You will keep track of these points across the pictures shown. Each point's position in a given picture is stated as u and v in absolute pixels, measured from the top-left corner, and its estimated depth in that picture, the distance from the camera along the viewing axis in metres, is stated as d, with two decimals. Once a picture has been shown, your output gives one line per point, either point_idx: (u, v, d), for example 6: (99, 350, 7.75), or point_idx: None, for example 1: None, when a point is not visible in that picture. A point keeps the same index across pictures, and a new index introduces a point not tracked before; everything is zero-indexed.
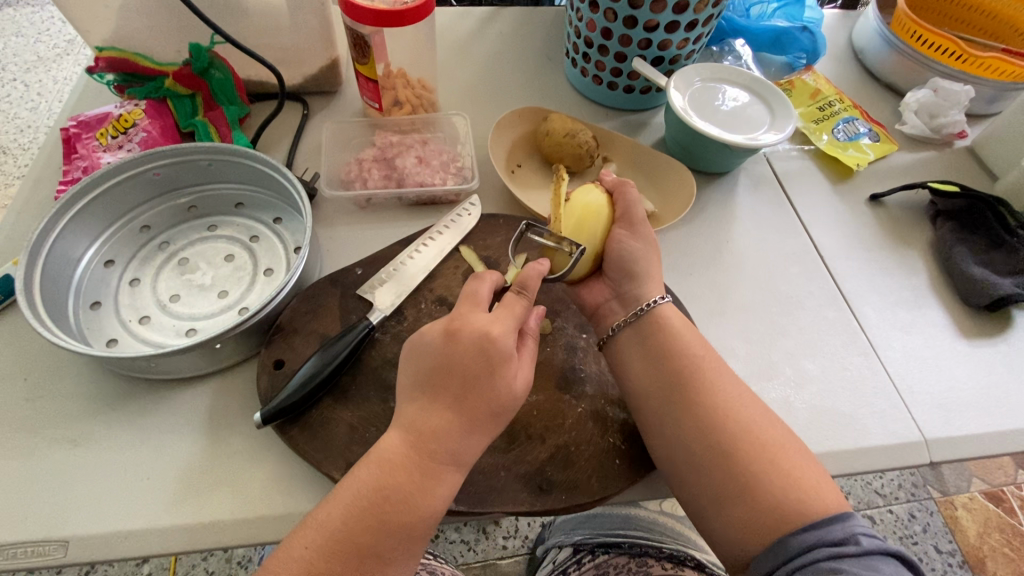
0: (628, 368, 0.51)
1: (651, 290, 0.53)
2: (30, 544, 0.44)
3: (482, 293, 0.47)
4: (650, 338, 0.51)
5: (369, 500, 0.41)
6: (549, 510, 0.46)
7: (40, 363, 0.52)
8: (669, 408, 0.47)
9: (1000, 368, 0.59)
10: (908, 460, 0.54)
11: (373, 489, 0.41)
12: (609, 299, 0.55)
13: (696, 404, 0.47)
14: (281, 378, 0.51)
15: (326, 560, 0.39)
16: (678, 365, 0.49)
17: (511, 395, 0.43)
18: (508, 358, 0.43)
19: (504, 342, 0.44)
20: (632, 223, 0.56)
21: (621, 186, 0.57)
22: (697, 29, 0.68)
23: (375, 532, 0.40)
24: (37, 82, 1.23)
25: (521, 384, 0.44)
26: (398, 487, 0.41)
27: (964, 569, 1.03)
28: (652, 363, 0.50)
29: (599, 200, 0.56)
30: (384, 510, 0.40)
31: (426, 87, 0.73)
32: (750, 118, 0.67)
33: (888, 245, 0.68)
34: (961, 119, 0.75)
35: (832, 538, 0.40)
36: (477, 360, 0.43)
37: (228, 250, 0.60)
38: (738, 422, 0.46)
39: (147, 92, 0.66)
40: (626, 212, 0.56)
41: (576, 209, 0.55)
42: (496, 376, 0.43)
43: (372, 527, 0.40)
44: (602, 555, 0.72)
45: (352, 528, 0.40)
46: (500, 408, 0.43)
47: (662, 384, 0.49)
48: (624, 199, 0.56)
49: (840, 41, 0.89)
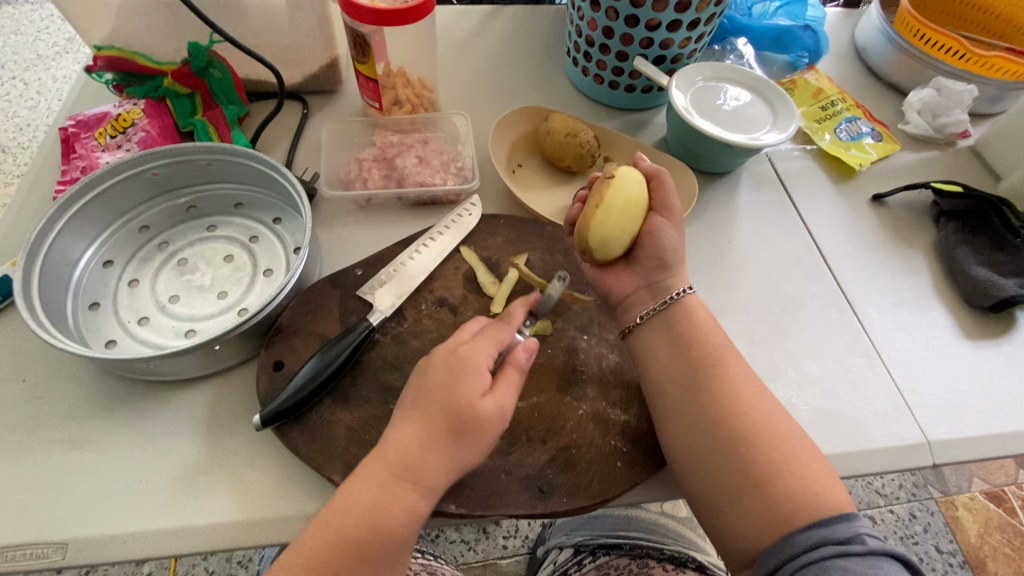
0: (652, 355, 0.51)
1: (676, 282, 0.54)
2: (29, 546, 0.44)
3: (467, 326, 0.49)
4: (677, 326, 0.51)
5: (345, 519, 0.40)
6: (549, 513, 0.46)
7: (39, 364, 0.52)
8: (691, 395, 0.47)
9: (1003, 369, 0.59)
10: (910, 462, 0.54)
11: (347, 510, 0.41)
12: (638, 289, 0.55)
13: (719, 391, 0.47)
14: (280, 379, 0.51)
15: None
16: (703, 353, 0.49)
17: (474, 413, 0.43)
18: (473, 370, 0.44)
19: (473, 354, 0.46)
20: (670, 215, 0.55)
21: (658, 175, 0.56)
22: (699, 27, 0.67)
23: (350, 554, 0.40)
24: (37, 81, 1.22)
25: (489, 405, 0.44)
26: (374, 504, 0.41)
27: (964, 569, 1.03)
28: (676, 350, 0.50)
29: (643, 192, 0.54)
30: (359, 531, 0.40)
31: (427, 86, 0.73)
32: (752, 118, 0.67)
33: (891, 245, 0.68)
34: (964, 119, 0.74)
35: (837, 537, 0.40)
36: (445, 373, 0.45)
37: (228, 250, 0.60)
38: (759, 412, 0.46)
39: (146, 91, 0.65)
40: (664, 204, 0.55)
41: (627, 202, 0.52)
42: (461, 389, 0.44)
43: (346, 548, 0.40)
44: (602, 557, 0.71)
45: (328, 550, 0.40)
46: (466, 426, 0.43)
47: (686, 372, 0.49)
48: (662, 191, 0.55)
49: (842, 39, 0.89)
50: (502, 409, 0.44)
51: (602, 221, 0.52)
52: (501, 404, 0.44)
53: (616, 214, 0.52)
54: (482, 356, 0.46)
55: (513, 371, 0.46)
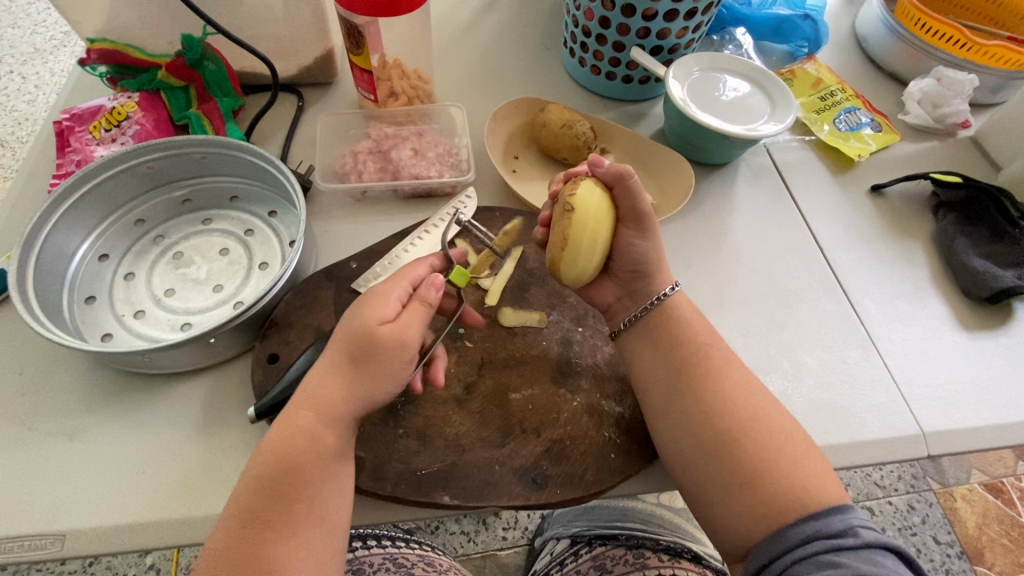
0: (637, 357, 0.51)
1: (659, 283, 0.53)
2: (25, 538, 0.44)
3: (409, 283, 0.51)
4: (658, 328, 0.51)
5: (271, 465, 0.41)
6: (544, 504, 0.46)
7: (36, 358, 0.52)
8: (677, 395, 0.47)
9: (999, 360, 0.59)
10: (905, 453, 0.54)
11: (266, 460, 0.42)
12: (620, 297, 0.55)
13: (704, 389, 0.47)
14: (275, 372, 0.51)
15: (232, 528, 0.40)
16: (687, 352, 0.49)
17: (377, 339, 0.43)
18: (378, 300, 0.46)
19: (384, 288, 0.47)
20: (641, 223, 0.51)
21: (622, 182, 0.49)
22: (697, 17, 0.67)
23: (275, 493, 0.41)
24: (35, 75, 1.22)
25: (386, 330, 0.44)
26: (292, 443, 0.42)
27: (962, 559, 1.03)
28: (659, 352, 0.50)
29: (606, 214, 0.49)
30: (278, 476, 0.41)
31: (423, 78, 0.72)
32: (750, 108, 0.66)
33: (888, 236, 0.67)
34: (964, 109, 0.74)
35: (830, 530, 0.40)
36: (351, 310, 0.47)
37: (223, 244, 0.60)
38: (747, 407, 0.46)
39: (140, 84, 0.65)
40: (633, 211, 0.51)
41: (592, 236, 0.48)
42: (362, 316, 0.45)
43: (267, 487, 0.41)
44: (599, 547, 0.71)
45: (251, 494, 0.41)
46: (368, 351, 0.43)
47: (670, 372, 0.49)
48: (628, 199, 0.50)
49: (843, 28, 0.88)
50: (402, 335, 0.44)
51: (570, 264, 0.49)
52: (400, 329, 0.44)
53: (582, 254, 0.48)
54: (392, 288, 0.47)
55: (417, 301, 0.46)
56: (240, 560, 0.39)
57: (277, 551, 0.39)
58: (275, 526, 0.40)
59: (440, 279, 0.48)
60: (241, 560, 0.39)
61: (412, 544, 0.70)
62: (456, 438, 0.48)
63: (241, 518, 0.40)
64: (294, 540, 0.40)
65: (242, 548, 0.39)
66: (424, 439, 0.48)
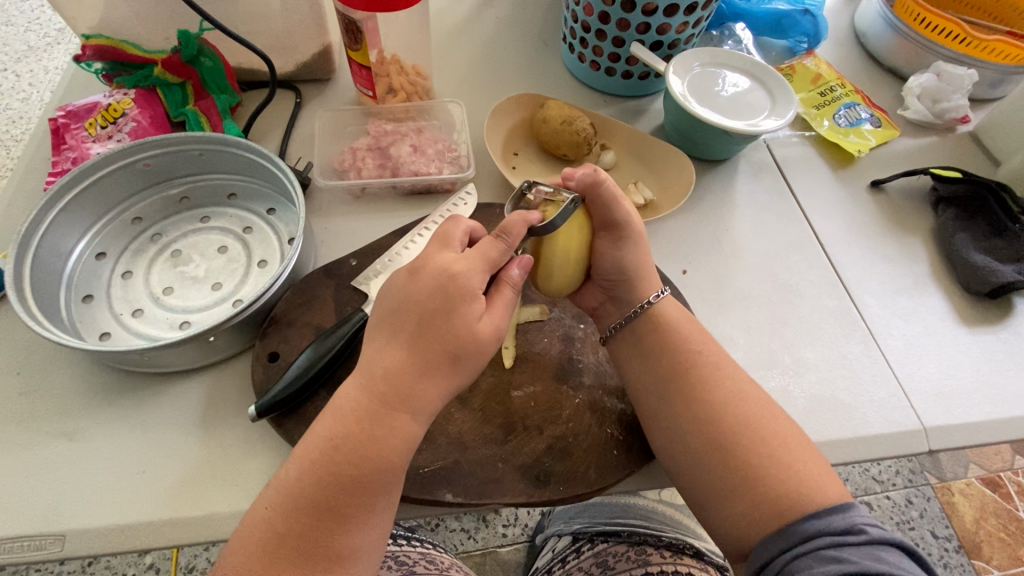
0: (628, 361, 0.51)
1: (645, 290, 0.52)
2: (26, 538, 0.44)
3: (454, 234, 0.47)
4: (649, 332, 0.51)
5: (336, 460, 0.40)
6: (547, 501, 0.46)
7: (33, 357, 0.52)
8: (670, 400, 0.47)
9: (1001, 356, 0.59)
10: (907, 448, 0.54)
11: (340, 450, 0.40)
12: (604, 302, 0.54)
13: (697, 398, 0.47)
14: (275, 370, 0.51)
15: (285, 518, 0.39)
16: (677, 358, 0.49)
17: (473, 337, 0.42)
18: (470, 297, 0.43)
19: (469, 279, 0.43)
20: (615, 231, 0.51)
21: (593, 190, 0.50)
22: (697, 12, 0.66)
23: (333, 491, 0.39)
24: (28, 72, 1.20)
25: (486, 327, 0.43)
26: (350, 439, 0.40)
27: (960, 553, 1.03)
28: (651, 357, 0.50)
29: (579, 226, 0.50)
30: (348, 470, 0.40)
31: (421, 74, 0.72)
32: (750, 104, 0.66)
33: (888, 231, 0.67)
34: (963, 104, 0.74)
35: (835, 527, 0.40)
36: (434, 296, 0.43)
37: (222, 242, 0.60)
38: (739, 413, 0.46)
39: (135, 80, 0.64)
40: (606, 221, 0.51)
41: (564, 251, 0.50)
42: (453, 313, 0.42)
43: (327, 483, 0.40)
44: (600, 544, 0.71)
45: (306, 485, 0.40)
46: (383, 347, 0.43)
47: (662, 378, 0.48)
48: (602, 208, 0.50)
49: (842, 23, 0.88)
50: (500, 329, 0.44)
51: (550, 283, 0.52)
52: (498, 323, 0.44)
53: (557, 271, 0.51)
54: (476, 278, 0.43)
55: (508, 287, 0.45)
56: (304, 548, 0.39)
57: (329, 551, 0.39)
58: (331, 524, 0.39)
59: (526, 258, 0.47)
60: (304, 549, 0.39)
61: (413, 541, 0.70)
62: (458, 436, 0.48)
63: (297, 510, 0.39)
64: (351, 538, 0.39)
65: (302, 539, 0.39)
66: (425, 437, 0.48)
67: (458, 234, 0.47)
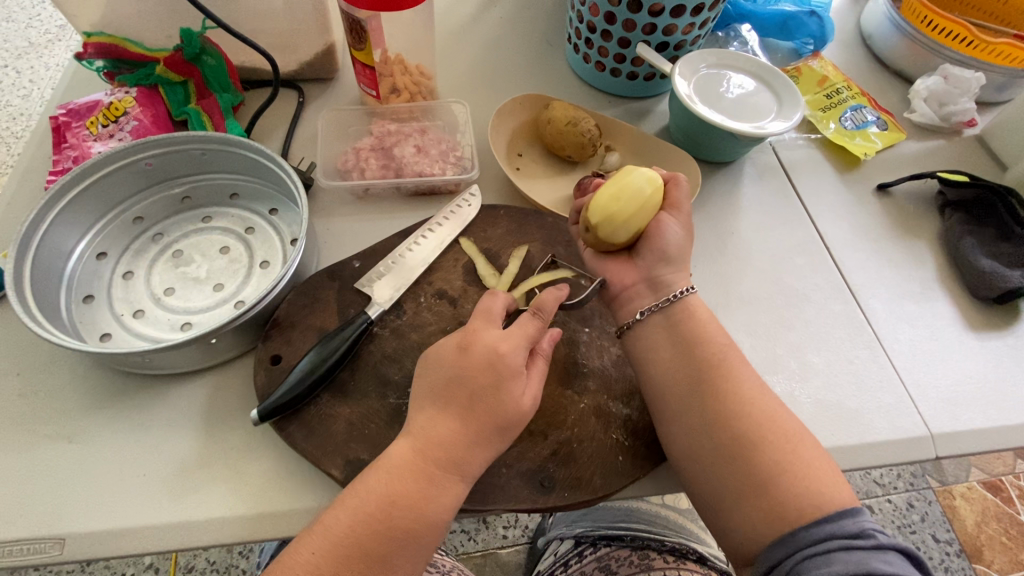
0: (651, 352, 0.50)
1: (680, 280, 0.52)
2: (26, 542, 0.44)
3: (495, 308, 0.47)
4: (678, 324, 0.50)
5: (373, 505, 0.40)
6: (552, 508, 0.46)
7: (33, 358, 0.51)
8: (693, 394, 0.47)
9: (1007, 361, 0.58)
10: (914, 455, 0.53)
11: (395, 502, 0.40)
12: (637, 282, 0.53)
13: (722, 391, 0.46)
14: (278, 373, 0.50)
15: (333, 563, 0.39)
16: (705, 352, 0.48)
17: (519, 413, 0.43)
18: (516, 375, 0.43)
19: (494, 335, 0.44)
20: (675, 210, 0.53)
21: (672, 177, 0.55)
22: (704, 13, 0.66)
23: (384, 542, 0.39)
24: (29, 69, 1.20)
25: (528, 402, 0.44)
26: (407, 494, 0.41)
27: (961, 557, 1.03)
28: (677, 347, 0.49)
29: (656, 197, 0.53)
30: (399, 522, 0.40)
31: (425, 74, 0.71)
32: (757, 107, 0.65)
33: (895, 235, 0.67)
34: (971, 107, 0.73)
35: (845, 531, 0.40)
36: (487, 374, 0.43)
37: (223, 242, 0.59)
38: (762, 410, 0.46)
39: (136, 79, 0.63)
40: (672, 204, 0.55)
41: (641, 204, 0.52)
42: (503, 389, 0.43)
43: (379, 535, 0.39)
44: (603, 548, 0.71)
45: (357, 533, 0.39)
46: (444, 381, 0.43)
47: (688, 371, 0.48)
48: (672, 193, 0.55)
49: (847, 25, 0.87)
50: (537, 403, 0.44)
51: (608, 223, 0.52)
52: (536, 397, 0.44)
53: (624, 221, 0.52)
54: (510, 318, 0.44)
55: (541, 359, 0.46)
56: None
57: None
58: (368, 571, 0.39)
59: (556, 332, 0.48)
60: None
61: None
62: None
63: (344, 556, 0.39)
64: None
65: None
66: None
67: (499, 309, 0.47)
